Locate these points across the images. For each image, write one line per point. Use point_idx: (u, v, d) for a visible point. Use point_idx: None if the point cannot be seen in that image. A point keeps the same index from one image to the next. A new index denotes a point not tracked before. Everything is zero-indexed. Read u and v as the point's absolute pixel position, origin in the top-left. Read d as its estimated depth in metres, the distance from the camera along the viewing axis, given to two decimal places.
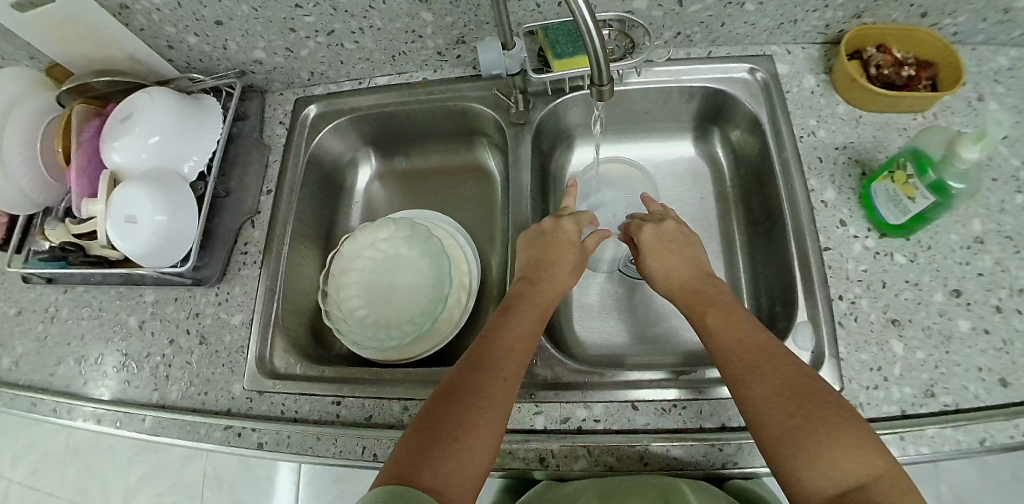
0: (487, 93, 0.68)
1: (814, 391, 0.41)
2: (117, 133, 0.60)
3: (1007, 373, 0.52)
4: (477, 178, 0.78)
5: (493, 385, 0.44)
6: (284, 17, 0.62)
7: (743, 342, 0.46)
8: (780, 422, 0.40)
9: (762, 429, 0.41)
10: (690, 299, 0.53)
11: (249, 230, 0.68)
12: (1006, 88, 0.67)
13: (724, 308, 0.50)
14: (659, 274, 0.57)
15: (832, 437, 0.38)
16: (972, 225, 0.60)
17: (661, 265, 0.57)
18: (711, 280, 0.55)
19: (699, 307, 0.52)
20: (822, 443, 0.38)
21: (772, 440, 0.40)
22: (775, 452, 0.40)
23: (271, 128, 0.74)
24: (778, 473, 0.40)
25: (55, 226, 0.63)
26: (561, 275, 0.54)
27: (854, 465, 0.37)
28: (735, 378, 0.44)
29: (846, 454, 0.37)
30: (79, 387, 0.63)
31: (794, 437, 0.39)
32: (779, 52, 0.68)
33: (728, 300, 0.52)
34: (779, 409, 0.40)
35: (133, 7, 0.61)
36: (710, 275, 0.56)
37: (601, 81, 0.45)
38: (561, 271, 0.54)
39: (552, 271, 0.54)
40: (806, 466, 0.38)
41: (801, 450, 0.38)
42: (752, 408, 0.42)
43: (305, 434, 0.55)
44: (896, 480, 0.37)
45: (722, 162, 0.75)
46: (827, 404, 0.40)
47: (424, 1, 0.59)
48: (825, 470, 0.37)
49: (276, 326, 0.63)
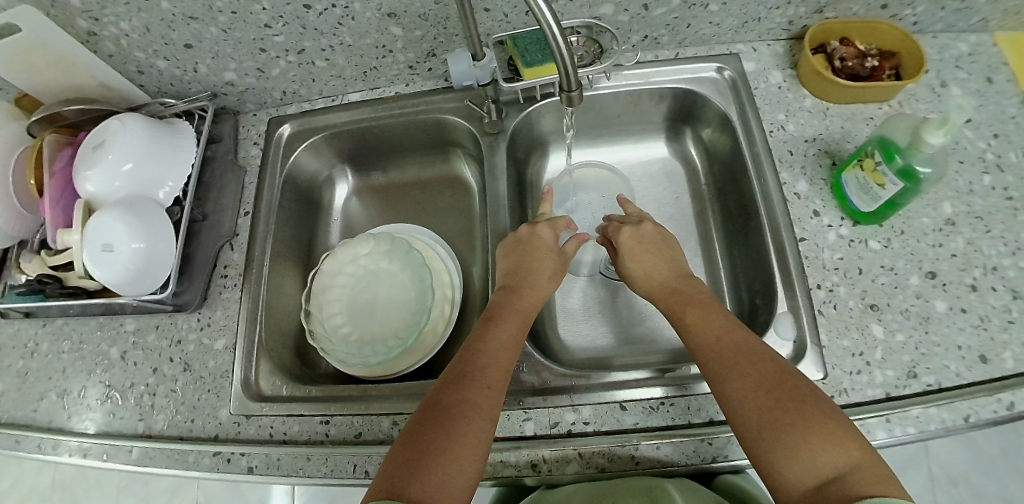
0: (459, 104, 0.69)
1: (792, 384, 0.42)
2: (89, 162, 0.60)
3: (986, 349, 0.53)
4: (454, 189, 0.78)
5: (479, 396, 0.44)
6: (254, 37, 0.62)
7: (722, 338, 0.47)
8: (760, 416, 0.41)
9: (743, 423, 0.42)
10: (669, 298, 0.54)
11: (228, 253, 0.68)
12: (967, 73, 0.69)
13: (702, 305, 0.51)
14: (638, 275, 0.58)
15: (810, 429, 0.39)
16: (942, 208, 0.61)
17: (640, 267, 0.58)
18: (689, 279, 0.55)
19: (678, 305, 0.52)
20: (801, 434, 0.39)
21: (753, 434, 0.41)
22: (756, 445, 0.40)
23: (246, 149, 0.73)
24: (760, 467, 0.40)
25: (31, 259, 0.62)
26: (541, 281, 0.55)
27: (833, 455, 0.37)
28: (717, 375, 0.45)
29: (825, 444, 0.38)
30: (62, 422, 0.61)
31: (774, 431, 0.40)
32: (745, 50, 0.70)
33: (706, 298, 0.52)
34: (758, 403, 0.41)
35: (101, 34, 0.61)
36: (688, 274, 0.56)
37: (570, 87, 0.45)
38: (540, 277, 0.55)
39: (532, 278, 0.54)
40: (786, 458, 0.38)
41: (781, 443, 0.39)
42: (732, 404, 0.43)
43: (294, 455, 0.55)
44: (874, 468, 0.37)
45: (696, 160, 0.76)
46: (805, 396, 0.41)
47: (392, 16, 0.60)
48: (805, 461, 0.38)
49: (261, 348, 0.62)
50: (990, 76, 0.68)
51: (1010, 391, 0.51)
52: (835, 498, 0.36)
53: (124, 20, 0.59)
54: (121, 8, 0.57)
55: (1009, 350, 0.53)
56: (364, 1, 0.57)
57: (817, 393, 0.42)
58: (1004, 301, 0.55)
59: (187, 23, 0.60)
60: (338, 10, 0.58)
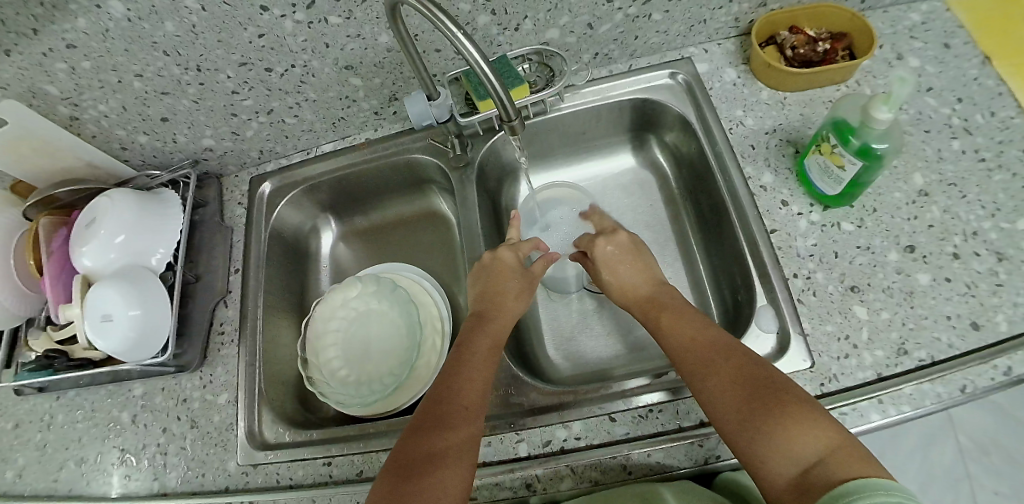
0: (425, 143, 0.72)
1: (764, 375, 0.43)
2: (83, 239, 0.63)
3: (976, 315, 0.52)
4: (434, 223, 0.81)
5: (458, 418, 0.46)
6: (223, 104, 0.66)
7: (695, 339, 0.48)
8: (736, 411, 0.41)
9: (723, 421, 0.42)
10: (643, 306, 0.56)
11: (222, 309, 0.71)
12: (923, 42, 0.68)
13: (675, 310, 0.53)
14: (614, 286, 0.59)
15: (785, 416, 0.39)
16: (913, 180, 0.60)
17: (615, 277, 0.59)
18: (663, 285, 0.57)
19: (653, 313, 0.54)
20: (777, 423, 0.39)
21: (732, 429, 0.41)
22: (738, 439, 0.41)
23: (232, 210, 0.77)
24: (745, 461, 0.40)
25: (38, 335, 0.65)
26: (508, 302, 0.57)
27: (810, 440, 0.37)
28: (692, 377, 0.46)
29: (801, 429, 0.38)
30: (83, 489, 0.64)
31: (751, 422, 0.40)
32: (698, 52, 0.71)
33: (679, 302, 0.54)
34: (734, 398, 0.42)
35: (83, 118, 0.65)
36: (663, 281, 0.58)
37: (509, 117, 0.52)
38: (507, 297, 0.58)
39: (502, 301, 0.57)
40: (766, 449, 0.39)
41: (759, 434, 0.39)
42: (711, 403, 0.43)
43: (301, 498, 0.57)
44: (853, 450, 0.37)
45: (665, 165, 0.77)
46: (777, 386, 0.42)
47: (350, 69, 0.64)
48: (783, 449, 0.38)
49: (261, 398, 0.64)
50: (947, 42, 0.68)
51: (1006, 355, 0.49)
52: (819, 485, 0.35)
53: (103, 103, 0.63)
54: (98, 93, 0.62)
55: (1001, 313, 0.52)
56: (320, 58, 0.62)
57: (790, 382, 0.42)
58: (989, 265, 0.54)
59: (161, 99, 0.64)
60: (297, 69, 0.63)
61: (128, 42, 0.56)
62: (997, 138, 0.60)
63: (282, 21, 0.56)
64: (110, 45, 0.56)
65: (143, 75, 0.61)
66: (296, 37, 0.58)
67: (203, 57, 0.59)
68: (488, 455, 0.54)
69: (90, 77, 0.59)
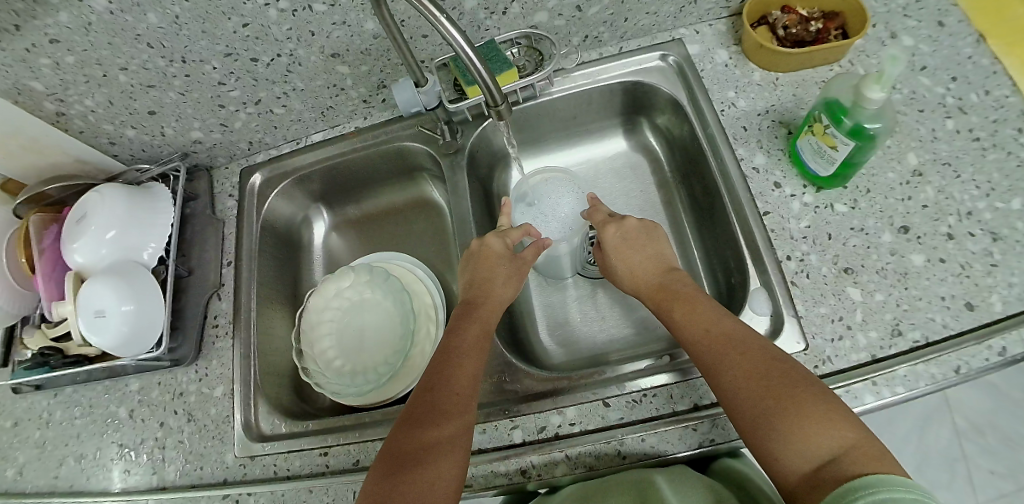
0: (414, 130, 0.73)
1: (780, 369, 0.42)
2: (75, 234, 0.63)
3: (972, 296, 0.52)
4: (425, 212, 0.82)
5: (444, 404, 0.46)
6: (210, 96, 0.66)
7: (708, 328, 0.48)
8: (752, 405, 0.41)
9: (738, 414, 0.42)
10: (656, 294, 0.56)
11: (216, 303, 0.71)
12: (916, 20, 0.67)
13: (688, 300, 0.52)
14: (625, 272, 0.60)
15: (802, 414, 0.39)
16: (907, 160, 0.59)
17: (626, 264, 0.60)
18: (673, 273, 0.57)
19: (665, 302, 0.54)
20: (792, 421, 0.39)
21: (748, 424, 0.41)
22: (755, 435, 0.41)
23: (222, 202, 0.77)
24: (758, 455, 0.41)
25: (32, 333, 0.65)
26: (496, 289, 0.58)
27: (827, 438, 0.37)
28: (709, 368, 0.46)
29: (817, 427, 0.38)
30: (83, 484, 0.64)
31: (767, 419, 0.40)
32: (688, 34, 0.71)
33: (691, 290, 0.54)
34: (750, 392, 0.42)
35: (70, 113, 0.64)
36: (674, 267, 0.58)
37: (496, 102, 0.52)
38: (495, 283, 0.58)
39: (488, 288, 0.58)
40: (780, 445, 0.39)
41: (774, 431, 0.39)
42: (727, 394, 0.43)
43: (297, 489, 0.57)
44: (867, 447, 0.37)
45: (657, 148, 0.77)
46: (793, 381, 0.41)
47: (336, 56, 0.63)
48: (797, 446, 0.38)
49: (256, 390, 0.65)
50: (941, 20, 0.66)
51: (999, 336, 0.49)
52: (830, 481, 0.36)
53: (88, 97, 0.63)
54: (83, 87, 0.61)
55: (995, 294, 0.51)
56: (306, 47, 0.61)
57: (806, 375, 0.42)
58: (983, 246, 0.53)
59: (147, 92, 0.64)
60: (283, 58, 0.62)
61: (112, 36, 0.55)
62: (991, 117, 0.60)
63: (266, 10, 0.55)
64: (93, 39, 0.55)
65: (128, 68, 0.60)
66: (281, 26, 0.58)
67: (188, 48, 0.59)
68: (482, 442, 0.54)
69: (74, 72, 0.58)
